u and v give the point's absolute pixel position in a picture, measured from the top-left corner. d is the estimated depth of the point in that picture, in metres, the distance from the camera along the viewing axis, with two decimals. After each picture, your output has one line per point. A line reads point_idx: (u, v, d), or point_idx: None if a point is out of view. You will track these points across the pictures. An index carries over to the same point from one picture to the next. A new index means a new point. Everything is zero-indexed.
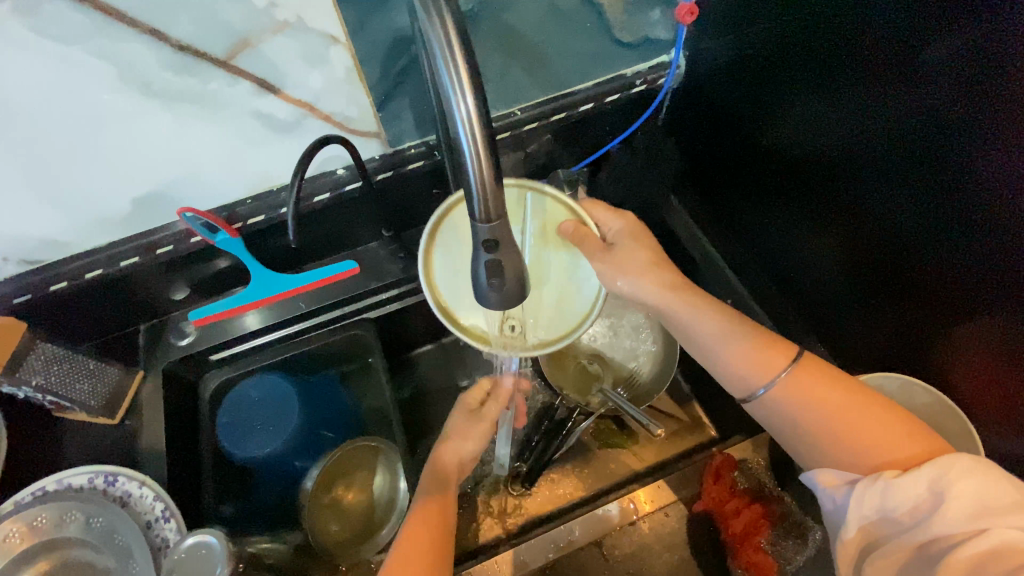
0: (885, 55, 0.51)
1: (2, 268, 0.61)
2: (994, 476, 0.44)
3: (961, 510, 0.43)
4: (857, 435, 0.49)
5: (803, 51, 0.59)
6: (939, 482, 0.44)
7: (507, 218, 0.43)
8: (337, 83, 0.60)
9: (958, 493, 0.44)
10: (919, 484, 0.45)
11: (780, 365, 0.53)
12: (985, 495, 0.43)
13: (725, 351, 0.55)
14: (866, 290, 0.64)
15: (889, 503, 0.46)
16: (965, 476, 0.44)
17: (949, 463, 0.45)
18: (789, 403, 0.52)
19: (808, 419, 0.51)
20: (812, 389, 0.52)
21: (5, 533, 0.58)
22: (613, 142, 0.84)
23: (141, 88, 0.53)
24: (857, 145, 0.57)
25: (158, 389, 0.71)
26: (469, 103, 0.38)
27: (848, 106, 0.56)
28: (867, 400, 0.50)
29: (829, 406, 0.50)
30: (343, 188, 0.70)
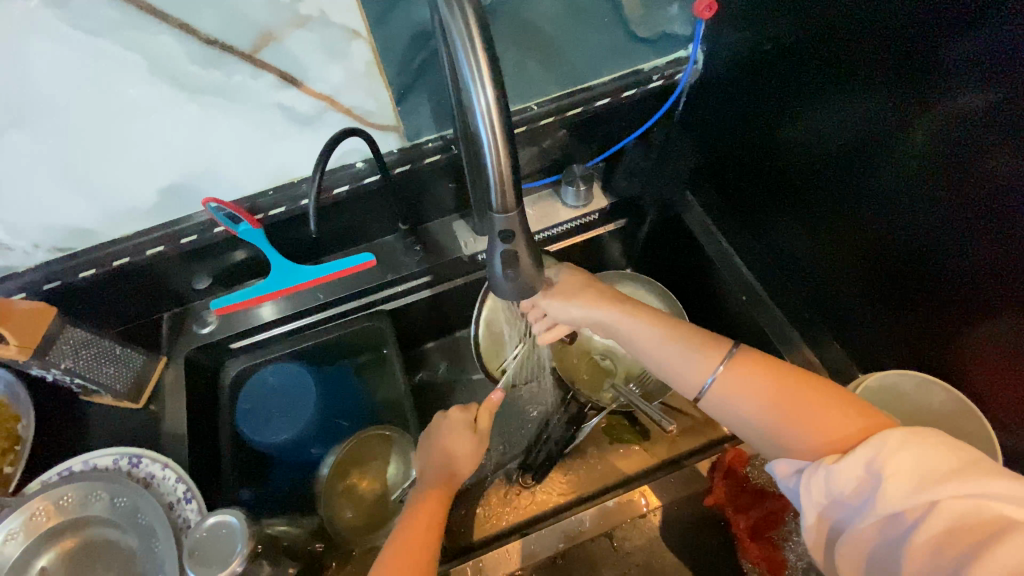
0: (904, 49, 0.50)
1: (34, 256, 0.64)
2: (926, 446, 0.43)
3: (902, 485, 0.42)
4: (797, 421, 0.49)
5: (819, 47, 0.59)
6: (876, 461, 0.44)
7: (523, 208, 0.44)
8: (357, 77, 0.61)
9: (894, 469, 0.43)
10: (857, 464, 0.45)
11: (714, 363, 0.54)
12: (923, 467, 0.42)
13: (667, 356, 0.57)
14: (881, 287, 0.63)
15: (832, 487, 0.45)
16: (898, 451, 0.43)
17: (880, 440, 0.44)
18: (732, 396, 0.53)
19: (750, 411, 0.52)
20: (751, 386, 0.52)
21: (32, 510, 0.60)
22: (628, 138, 0.85)
23: (169, 81, 0.54)
24: (875, 141, 0.57)
25: (180, 375, 0.73)
26: (487, 94, 0.39)
27: (865, 101, 0.56)
28: (803, 390, 0.51)
29: (766, 396, 0.51)
30: (361, 182, 0.71)
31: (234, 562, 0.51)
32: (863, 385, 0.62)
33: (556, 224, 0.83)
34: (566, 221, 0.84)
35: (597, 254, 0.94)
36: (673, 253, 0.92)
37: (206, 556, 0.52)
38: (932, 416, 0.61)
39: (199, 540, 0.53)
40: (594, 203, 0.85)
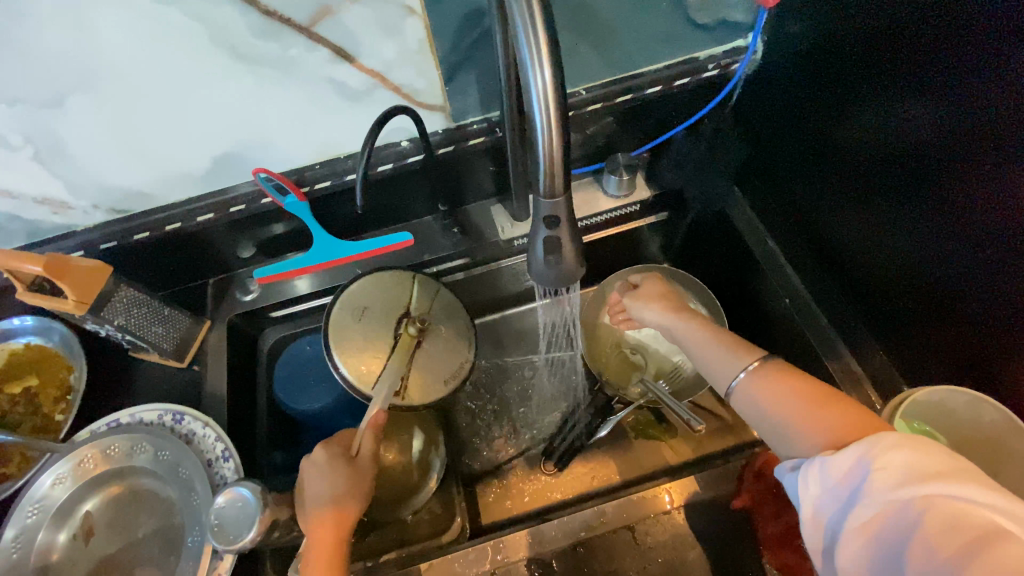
0: (989, 48, 0.47)
1: (93, 216, 0.67)
2: (918, 447, 0.41)
3: (891, 479, 0.40)
4: (800, 417, 0.48)
5: (892, 41, 0.55)
6: (867, 455, 0.42)
7: (569, 195, 0.44)
8: (409, 55, 0.61)
9: (885, 464, 0.41)
10: (849, 457, 0.43)
11: (742, 368, 0.53)
12: (915, 465, 0.40)
13: (703, 356, 0.58)
14: (934, 299, 0.60)
15: (826, 477, 0.43)
16: (891, 448, 0.41)
17: (875, 438, 0.42)
18: (749, 395, 0.52)
19: (762, 406, 0.51)
20: (774, 391, 0.50)
21: (82, 457, 0.64)
22: (676, 129, 0.82)
23: (229, 51, 0.55)
24: (942, 144, 0.54)
25: (222, 339, 0.76)
26: (545, 74, 0.39)
27: (937, 101, 0.53)
28: (829, 398, 0.48)
29: (778, 394, 0.50)
30: (406, 161, 0.71)
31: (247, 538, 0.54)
32: (907, 402, 0.57)
33: (595, 213, 0.82)
34: (606, 210, 0.83)
35: (635, 246, 0.92)
36: (713, 249, 0.89)
37: (225, 529, 0.55)
38: (980, 435, 0.58)
39: (216, 515, 0.55)
40: (636, 194, 0.83)
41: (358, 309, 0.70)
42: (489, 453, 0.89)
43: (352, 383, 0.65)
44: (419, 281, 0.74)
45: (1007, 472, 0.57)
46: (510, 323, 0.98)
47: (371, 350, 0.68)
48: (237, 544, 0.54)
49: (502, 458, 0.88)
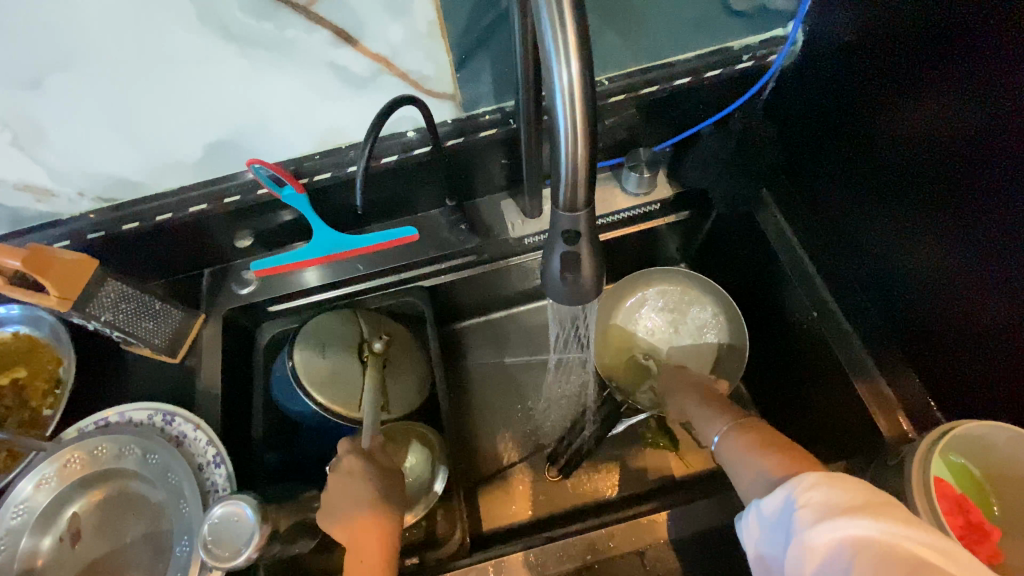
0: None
1: (79, 204, 0.63)
2: (838, 483, 0.41)
3: (812, 514, 0.40)
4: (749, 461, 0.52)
5: (948, 33, 0.50)
6: (793, 492, 0.42)
7: (593, 208, 0.39)
8: (417, 38, 0.55)
9: (806, 501, 0.41)
10: (778, 496, 0.44)
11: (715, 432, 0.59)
12: (831, 500, 0.40)
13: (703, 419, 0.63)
14: (978, 323, 0.55)
15: (764, 518, 0.44)
16: (811, 486, 0.42)
17: (799, 478, 0.43)
18: (723, 451, 0.56)
19: (728, 459, 0.55)
20: (736, 445, 0.55)
21: (67, 458, 0.61)
22: (704, 123, 0.77)
23: (219, 30, 0.50)
24: (1004, 153, 0.48)
25: (218, 334, 0.72)
26: (572, 70, 0.34)
27: (1000, 107, 0.47)
28: (773, 446, 0.52)
29: (739, 444, 0.55)
30: (411, 152, 0.67)
31: (247, 551, 0.50)
32: (947, 434, 0.53)
33: (613, 211, 0.77)
34: (624, 209, 0.78)
35: (652, 246, 0.88)
36: (735, 252, 0.84)
37: (220, 546, 0.51)
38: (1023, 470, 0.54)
39: (210, 529, 0.51)
40: (657, 192, 0.78)
41: (315, 347, 0.69)
42: (493, 456, 0.86)
43: (330, 408, 0.66)
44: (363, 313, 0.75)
45: None
46: (517, 322, 0.94)
47: (337, 375, 0.68)
48: (230, 562, 0.51)
49: (506, 463, 0.85)
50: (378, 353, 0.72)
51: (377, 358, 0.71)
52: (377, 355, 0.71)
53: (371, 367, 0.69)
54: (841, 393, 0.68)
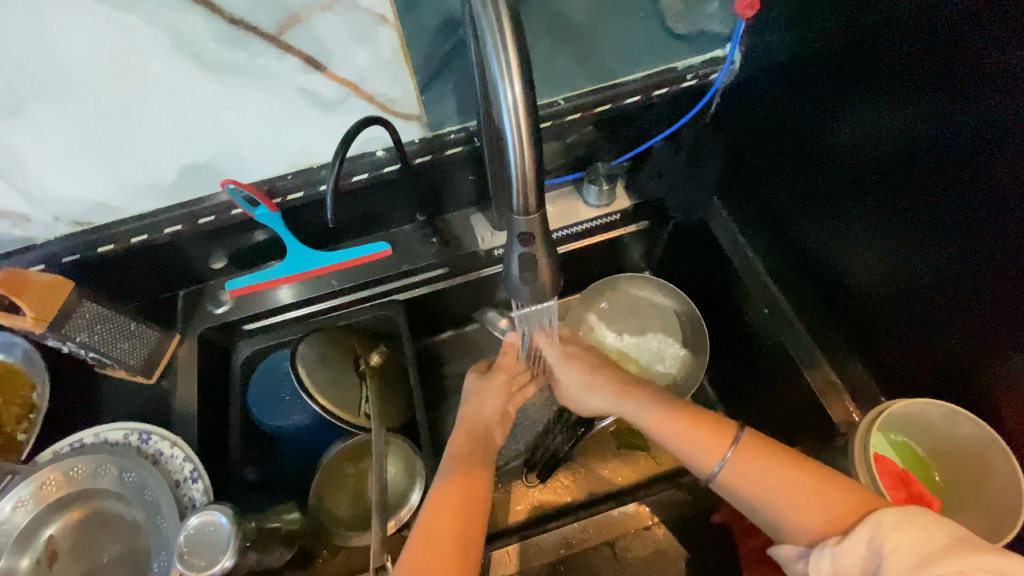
0: (963, 67, 0.48)
1: (55, 229, 0.64)
2: (916, 523, 0.43)
3: (903, 563, 0.42)
4: (793, 502, 0.50)
5: (864, 49, 0.56)
6: (874, 539, 0.44)
7: (545, 211, 0.43)
8: (382, 64, 0.59)
9: (892, 548, 0.43)
10: (858, 545, 0.45)
11: (721, 450, 0.55)
12: (922, 545, 0.42)
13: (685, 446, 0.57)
14: (916, 312, 0.60)
15: (837, 567, 0.45)
16: (895, 530, 0.43)
17: (876, 518, 0.45)
18: (740, 481, 0.54)
19: (756, 495, 0.53)
20: (756, 478, 0.53)
21: (43, 479, 0.61)
22: (657, 138, 0.82)
23: (193, 59, 0.53)
24: (925, 155, 0.54)
25: (194, 354, 0.74)
26: (516, 90, 0.38)
27: (916, 114, 0.53)
28: (808, 481, 0.51)
29: (771, 478, 0.52)
30: (381, 170, 0.70)
31: (224, 559, 0.51)
32: (883, 414, 0.58)
33: (577, 222, 0.82)
34: (587, 220, 0.83)
35: (617, 254, 0.92)
36: (694, 258, 0.89)
37: (196, 555, 0.51)
38: (957, 446, 0.58)
39: (185, 539, 0.52)
40: (617, 203, 0.83)
41: (315, 356, 0.74)
42: None
43: (331, 411, 0.72)
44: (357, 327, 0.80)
45: (986, 487, 0.56)
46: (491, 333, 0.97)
47: (340, 386, 0.74)
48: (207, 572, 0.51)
49: None
50: (375, 367, 0.77)
51: (374, 371, 0.77)
52: (375, 368, 0.77)
53: (369, 379, 0.75)
54: (795, 384, 0.73)
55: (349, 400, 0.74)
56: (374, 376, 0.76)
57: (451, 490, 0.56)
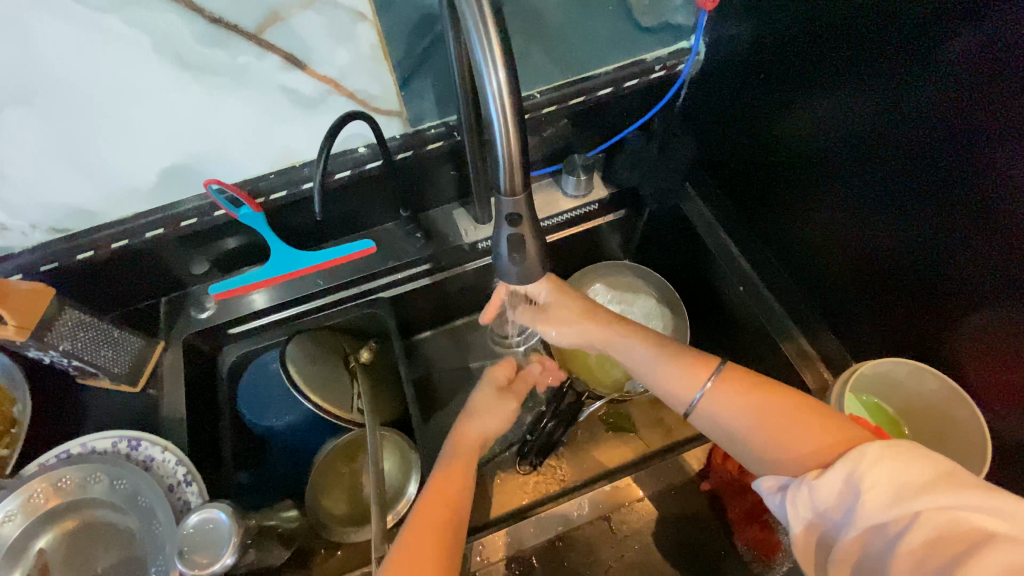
0: (905, 48, 0.52)
1: (31, 237, 0.63)
2: (902, 458, 0.43)
3: (882, 498, 0.43)
4: (763, 435, 0.51)
5: (818, 40, 0.60)
6: (855, 475, 0.44)
7: (530, 192, 0.45)
8: (362, 60, 0.61)
9: (873, 483, 0.43)
10: (838, 478, 0.45)
11: (703, 379, 0.56)
12: (903, 479, 0.43)
13: (662, 372, 0.59)
14: (881, 277, 0.64)
15: (816, 502, 0.46)
16: (877, 463, 0.44)
17: (858, 454, 0.45)
18: (714, 412, 0.55)
19: (728, 422, 0.54)
20: (734, 403, 0.54)
21: (31, 491, 0.60)
22: (628, 130, 0.86)
23: (175, 62, 0.54)
24: (881, 137, 0.58)
25: (179, 360, 0.73)
26: (500, 76, 0.40)
27: (871, 98, 0.57)
28: (791, 409, 0.51)
29: (743, 412, 0.53)
30: (363, 167, 0.70)
31: (225, 556, 0.50)
32: (854, 374, 0.62)
33: (557, 214, 0.84)
34: (566, 211, 0.85)
35: (596, 244, 0.95)
36: (670, 244, 0.93)
37: (197, 552, 0.51)
38: (926, 400, 0.62)
39: (184, 538, 0.52)
40: (594, 193, 0.86)
41: (305, 356, 0.74)
42: None
43: (325, 409, 0.71)
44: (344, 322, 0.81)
45: (953, 439, 0.61)
46: (477, 328, 0.98)
47: (332, 382, 0.74)
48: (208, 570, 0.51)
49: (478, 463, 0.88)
50: (363, 363, 0.78)
51: (363, 366, 0.78)
52: (363, 363, 0.78)
53: (360, 374, 0.76)
54: (772, 357, 0.76)
55: (341, 397, 0.74)
56: (364, 372, 0.78)
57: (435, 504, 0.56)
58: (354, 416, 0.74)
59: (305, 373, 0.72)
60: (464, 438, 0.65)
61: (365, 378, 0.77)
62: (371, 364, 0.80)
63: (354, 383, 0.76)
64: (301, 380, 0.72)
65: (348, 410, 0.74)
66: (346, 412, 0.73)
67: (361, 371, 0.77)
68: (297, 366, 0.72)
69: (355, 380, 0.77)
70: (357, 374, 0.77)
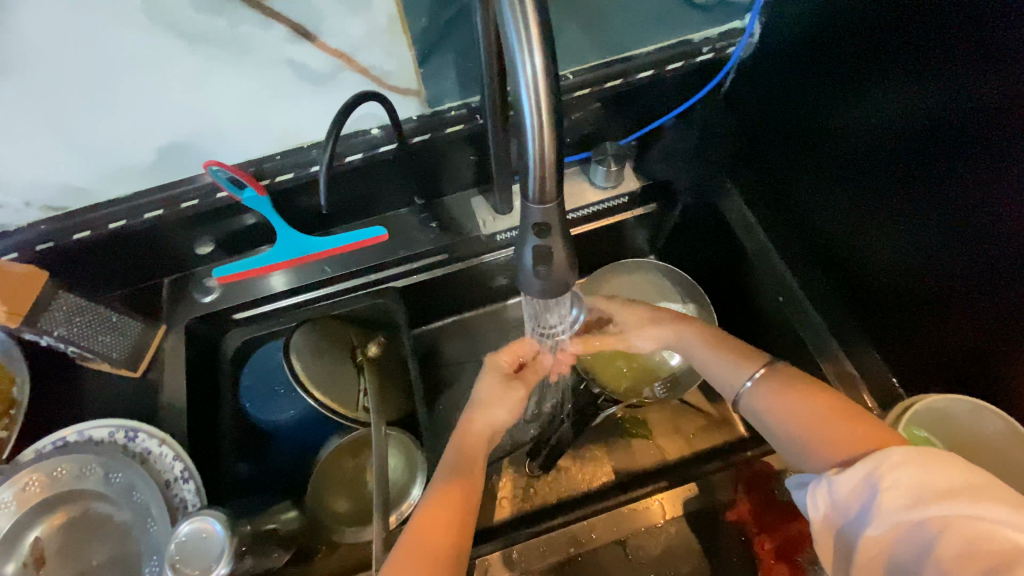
0: (970, 39, 0.47)
1: (26, 214, 0.60)
2: (930, 461, 0.40)
3: (899, 499, 0.40)
4: (803, 429, 0.51)
5: (883, 25, 0.54)
6: (874, 473, 0.42)
7: (562, 200, 0.40)
8: (377, 33, 0.54)
9: (892, 482, 0.41)
10: (857, 475, 0.43)
11: (753, 369, 0.57)
12: (926, 482, 0.40)
13: (711, 358, 0.61)
14: (931, 297, 0.58)
15: (832, 499, 0.44)
16: (900, 464, 0.41)
17: (882, 455, 0.42)
18: (757, 402, 0.55)
19: (770, 414, 0.54)
20: (780, 396, 0.54)
21: (22, 483, 0.58)
22: (666, 117, 0.79)
23: (169, 29, 0.49)
24: (937, 140, 0.52)
25: (180, 345, 0.69)
26: (536, 62, 0.34)
27: (935, 94, 0.51)
28: (839, 410, 0.50)
29: (783, 412, 0.53)
30: (377, 150, 0.66)
31: (220, 565, 0.48)
32: (909, 412, 0.56)
33: (583, 206, 0.78)
34: (592, 203, 0.79)
35: (622, 239, 0.88)
36: (701, 243, 0.86)
37: (189, 563, 0.49)
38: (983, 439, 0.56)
39: (177, 547, 0.49)
40: (624, 185, 0.79)
41: (310, 349, 0.70)
42: None
43: (329, 407, 0.68)
44: (355, 311, 0.76)
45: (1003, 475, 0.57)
46: (491, 320, 0.93)
47: (338, 378, 0.71)
48: None
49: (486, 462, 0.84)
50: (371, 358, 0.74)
51: (372, 362, 0.74)
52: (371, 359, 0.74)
53: (367, 370, 0.73)
54: (808, 374, 0.70)
55: (347, 395, 0.71)
56: (372, 367, 0.74)
57: (445, 502, 0.53)
58: (360, 415, 0.70)
59: (312, 368, 0.69)
60: (474, 429, 0.62)
61: (374, 376, 0.73)
62: (379, 358, 0.76)
63: (362, 381, 0.73)
64: (306, 376, 0.68)
65: (354, 409, 0.70)
66: (353, 410, 0.70)
67: (370, 367, 0.73)
68: (302, 358, 0.69)
69: (362, 377, 0.73)
70: (365, 370, 0.73)
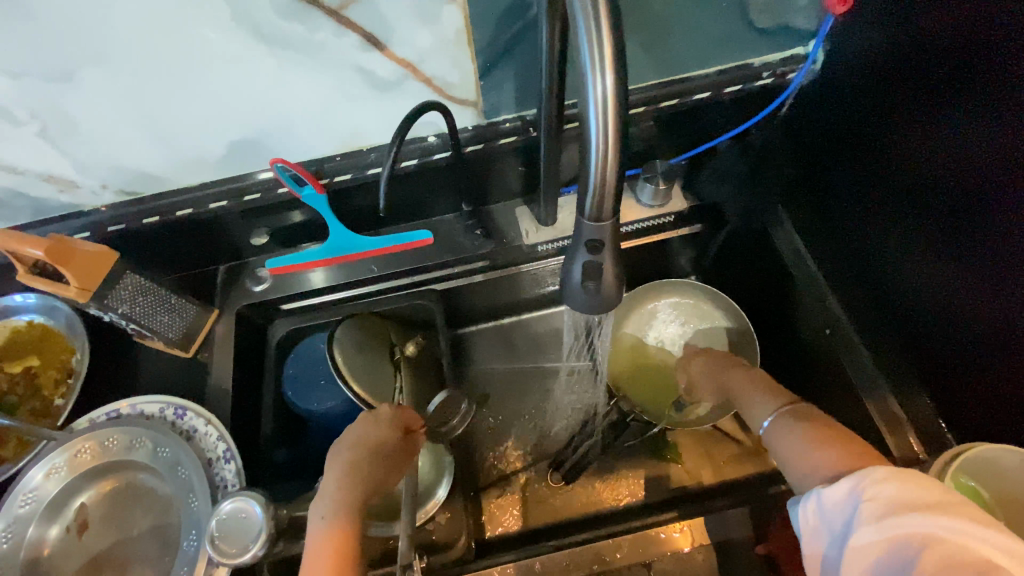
0: None
1: (102, 197, 0.64)
2: (910, 479, 0.40)
3: (879, 510, 0.39)
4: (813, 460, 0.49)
5: (960, 59, 0.52)
6: (858, 487, 0.41)
7: (617, 218, 0.40)
8: (444, 45, 0.56)
9: (875, 495, 0.40)
10: (843, 489, 0.42)
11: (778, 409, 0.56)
12: (904, 496, 0.39)
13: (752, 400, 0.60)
14: (988, 343, 0.56)
15: (822, 511, 0.43)
16: (882, 479, 0.40)
17: (868, 471, 0.42)
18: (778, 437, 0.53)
19: (787, 447, 0.52)
20: (796, 430, 0.52)
21: (77, 448, 0.62)
22: (723, 136, 0.78)
23: (250, 32, 0.51)
24: (1005, 181, 0.51)
25: (230, 331, 0.73)
26: (606, 82, 0.34)
27: (1010, 133, 0.49)
28: (852, 445, 0.47)
29: (795, 444, 0.51)
30: (431, 157, 0.68)
31: (253, 549, 0.50)
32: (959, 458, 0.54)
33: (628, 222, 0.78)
34: (638, 220, 0.79)
35: (665, 257, 0.88)
36: (747, 266, 0.85)
37: (227, 541, 0.51)
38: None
39: (217, 523, 0.51)
40: (671, 204, 0.79)
41: (352, 342, 0.72)
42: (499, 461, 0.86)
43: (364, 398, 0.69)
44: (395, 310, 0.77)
45: None
46: (527, 328, 0.94)
47: (376, 372, 0.72)
48: (237, 559, 0.50)
49: (511, 469, 0.85)
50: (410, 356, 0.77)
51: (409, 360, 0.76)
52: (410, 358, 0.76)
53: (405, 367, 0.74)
54: (852, 410, 0.68)
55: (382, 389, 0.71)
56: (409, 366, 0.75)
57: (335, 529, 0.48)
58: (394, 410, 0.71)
59: (353, 359, 0.71)
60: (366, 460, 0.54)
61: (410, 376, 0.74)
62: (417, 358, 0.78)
63: (398, 378, 0.74)
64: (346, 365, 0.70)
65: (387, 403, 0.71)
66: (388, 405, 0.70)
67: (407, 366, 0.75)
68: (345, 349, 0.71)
69: (399, 374, 0.74)
70: (402, 368, 0.74)
